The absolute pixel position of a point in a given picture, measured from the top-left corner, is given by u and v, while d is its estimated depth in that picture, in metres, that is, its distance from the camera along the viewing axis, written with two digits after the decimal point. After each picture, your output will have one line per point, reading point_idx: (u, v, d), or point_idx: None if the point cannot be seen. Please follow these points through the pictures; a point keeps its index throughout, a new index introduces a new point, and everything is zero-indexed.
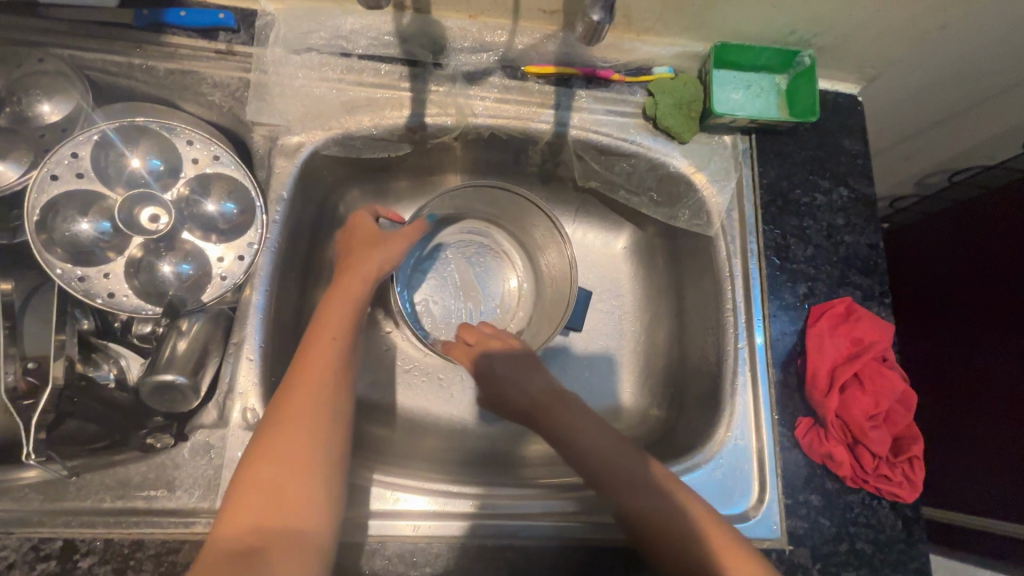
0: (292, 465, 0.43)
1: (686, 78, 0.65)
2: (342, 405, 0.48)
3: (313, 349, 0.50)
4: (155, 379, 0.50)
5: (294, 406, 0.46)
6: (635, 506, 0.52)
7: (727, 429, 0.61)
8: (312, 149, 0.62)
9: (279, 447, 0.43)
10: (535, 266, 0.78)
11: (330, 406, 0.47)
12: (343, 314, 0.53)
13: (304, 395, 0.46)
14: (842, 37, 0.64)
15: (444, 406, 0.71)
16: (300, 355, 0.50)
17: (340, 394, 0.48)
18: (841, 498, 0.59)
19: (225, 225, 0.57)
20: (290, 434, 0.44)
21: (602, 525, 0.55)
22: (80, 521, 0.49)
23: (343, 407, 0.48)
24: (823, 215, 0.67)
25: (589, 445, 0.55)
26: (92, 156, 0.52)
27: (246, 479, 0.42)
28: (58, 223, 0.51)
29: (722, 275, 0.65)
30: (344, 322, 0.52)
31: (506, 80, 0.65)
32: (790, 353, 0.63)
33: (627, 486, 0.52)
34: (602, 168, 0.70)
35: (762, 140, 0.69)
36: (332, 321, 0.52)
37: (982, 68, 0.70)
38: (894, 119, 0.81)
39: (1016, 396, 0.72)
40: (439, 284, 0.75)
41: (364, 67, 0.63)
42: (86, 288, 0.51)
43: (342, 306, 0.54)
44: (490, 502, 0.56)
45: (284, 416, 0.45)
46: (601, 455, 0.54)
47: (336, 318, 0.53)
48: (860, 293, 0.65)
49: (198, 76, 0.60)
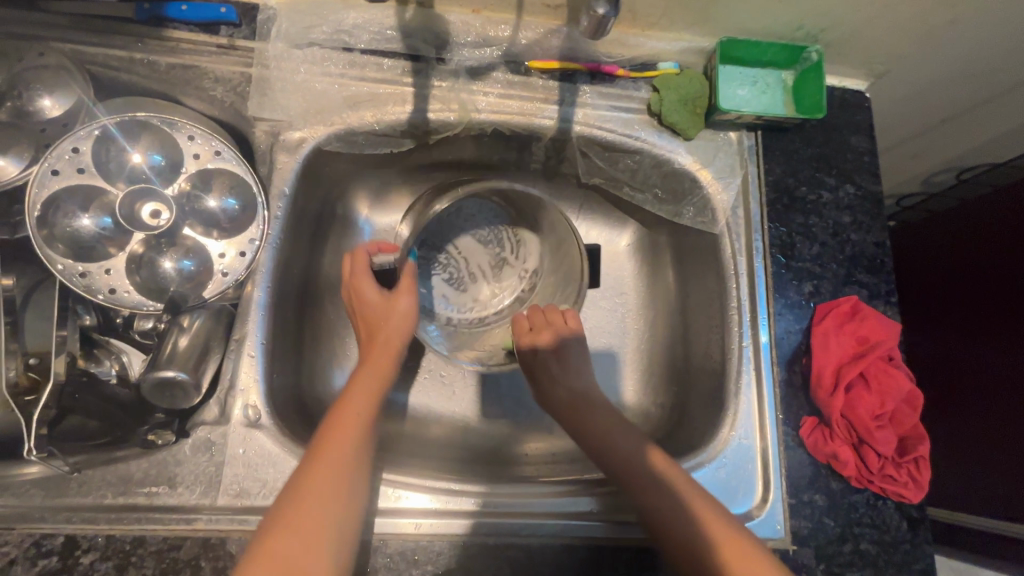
0: (306, 545, 0.40)
1: (691, 73, 0.65)
2: (358, 489, 0.46)
3: (338, 425, 0.48)
4: (156, 375, 0.50)
5: (325, 471, 0.45)
6: (657, 508, 0.51)
7: (731, 428, 0.60)
8: (313, 145, 0.61)
9: (295, 527, 0.41)
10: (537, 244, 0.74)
11: (351, 483, 0.45)
12: (368, 390, 0.52)
13: (325, 475, 0.45)
14: (850, 33, 0.64)
15: (447, 403, 0.70)
16: (324, 432, 0.48)
17: (359, 476, 0.46)
18: (846, 498, 0.59)
19: (227, 223, 0.56)
20: (303, 522, 0.41)
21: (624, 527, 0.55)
22: (81, 517, 0.49)
23: (359, 489, 0.46)
24: (829, 214, 0.66)
25: (623, 454, 0.55)
26: (93, 151, 0.52)
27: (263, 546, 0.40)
28: (59, 218, 0.51)
29: (727, 273, 0.64)
30: (369, 398, 0.52)
31: (509, 75, 0.64)
32: (795, 352, 0.62)
33: (647, 489, 0.52)
34: (606, 165, 0.69)
35: (767, 137, 0.68)
36: (356, 397, 0.51)
37: (991, 64, 0.69)
38: (902, 115, 0.80)
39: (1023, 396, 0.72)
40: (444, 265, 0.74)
41: (367, 63, 0.63)
42: (87, 284, 0.51)
43: (370, 383, 0.53)
44: (492, 500, 0.56)
45: (315, 480, 0.44)
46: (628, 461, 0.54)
47: (361, 395, 0.52)
48: (866, 292, 0.64)
49: (200, 71, 0.60)
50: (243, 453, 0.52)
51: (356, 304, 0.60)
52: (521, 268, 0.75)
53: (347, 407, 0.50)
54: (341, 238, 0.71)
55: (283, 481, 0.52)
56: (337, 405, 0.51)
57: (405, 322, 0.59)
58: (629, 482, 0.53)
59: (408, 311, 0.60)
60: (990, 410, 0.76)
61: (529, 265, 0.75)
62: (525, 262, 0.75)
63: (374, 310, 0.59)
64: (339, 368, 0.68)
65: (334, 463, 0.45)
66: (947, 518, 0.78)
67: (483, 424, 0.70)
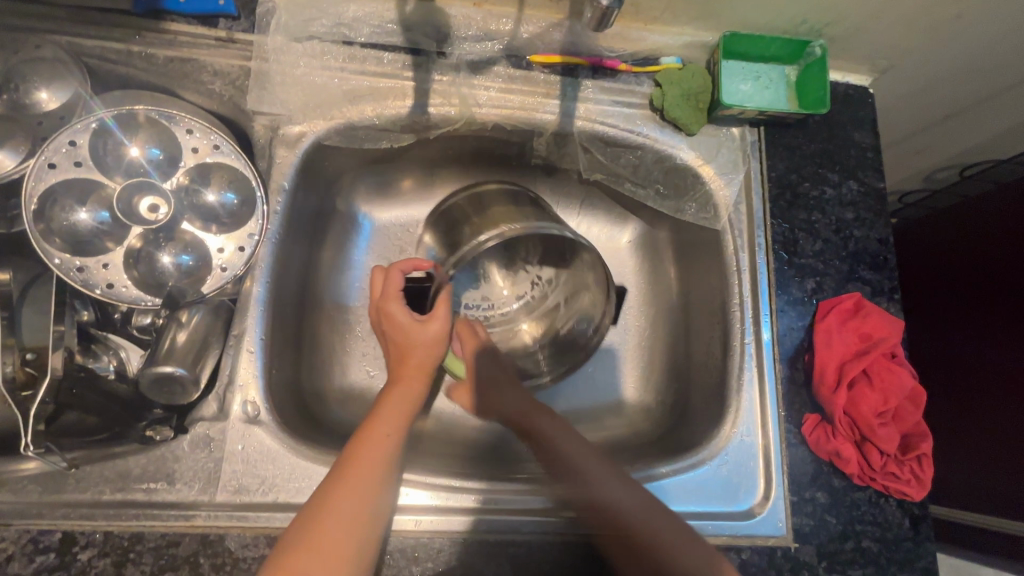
0: (324, 569, 0.41)
1: (694, 68, 0.64)
2: (380, 514, 0.46)
3: (365, 446, 0.48)
4: (154, 371, 0.50)
5: (349, 488, 0.45)
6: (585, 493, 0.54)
7: (733, 425, 0.60)
8: (313, 139, 0.61)
9: (315, 550, 0.42)
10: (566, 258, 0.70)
11: (374, 501, 0.46)
12: (398, 412, 0.52)
13: (348, 498, 0.45)
14: (854, 28, 0.63)
15: (447, 400, 0.70)
16: (351, 452, 0.48)
17: (383, 500, 0.46)
18: (848, 496, 0.58)
19: (226, 217, 0.56)
20: (323, 542, 0.42)
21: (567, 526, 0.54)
22: (79, 513, 0.49)
23: (382, 514, 0.46)
24: (832, 210, 0.66)
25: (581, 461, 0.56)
26: (90, 145, 0.51)
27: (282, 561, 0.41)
28: (56, 211, 0.50)
29: (729, 269, 0.64)
30: (398, 420, 0.51)
31: (510, 69, 0.64)
32: (797, 349, 0.62)
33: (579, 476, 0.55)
34: (608, 160, 0.68)
35: (770, 132, 0.68)
36: (386, 418, 0.51)
37: (995, 59, 0.68)
38: (905, 111, 0.80)
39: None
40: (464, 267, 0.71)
41: (367, 56, 0.62)
42: (85, 279, 0.51)
43: (399, 405, 0.53)
44: (493, 497, 0.55)
45: (338, 496, 0.44)
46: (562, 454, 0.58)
47: (392, 416, 0.51)
48: (869, 289, 0.64)
49: (198, 64, 0.59)
50: (242, 449, 0.52)
51: (385, 326, 0.58)
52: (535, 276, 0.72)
53: (376, 428, 0.50)
54: (340, 234, 0.71)
55: (283, 477, 0.52)
56: (366, 423, 0.50)
57: (436, 346, 0.57)
58: (591, 489, 0.54)
59: (440, 337, 0.57)
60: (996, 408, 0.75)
61: (543, 274, 0.72)
62: (540, 269, 0.72)
63: (405, 332, 0.57)
64: (339, 365, 0.67)
65: (358, 487, 0.45)
66: (951, 515, 0.78)
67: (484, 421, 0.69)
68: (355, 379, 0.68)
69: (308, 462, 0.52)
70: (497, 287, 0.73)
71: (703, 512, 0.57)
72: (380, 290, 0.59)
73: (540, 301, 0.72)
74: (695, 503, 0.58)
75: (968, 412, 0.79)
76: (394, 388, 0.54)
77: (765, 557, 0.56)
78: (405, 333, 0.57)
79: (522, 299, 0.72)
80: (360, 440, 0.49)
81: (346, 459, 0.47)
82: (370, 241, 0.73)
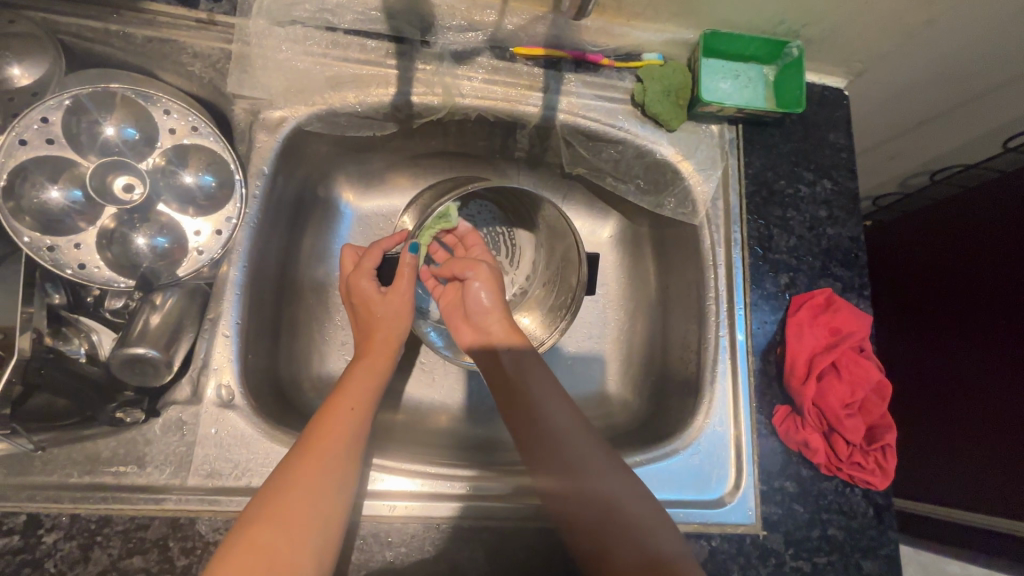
0: (290, 538, 0.41)
1: (675, 65, 0.65)
2: (347, 483, 0.46)
3: (329, 418, 0.48)
4: (126, 351, 0.50)
5: (318, 454, 0.45)
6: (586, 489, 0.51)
7: (706, 416, 0.61)
8: (294, 124, 0.60)
9: (281, 518, 0.41)
10: (543, 243, 0.74)
11: (340, 471, 0.45)
12: (361, 384, 0.52)
13: (313, 468, 0.44)
14: (830, 29, 0.65)
15: (425, 390, 0.70)
16: (315, 425, 0.48)
17: (350, 467, 0.46)
18: (815, 486, 0.60)
19: (204, 199, 0.55)
20: (290, 510, 0.42)
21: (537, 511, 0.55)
22: (45, 495, 0.48)
23: (348, 482, 0.46)
24: (806, 207, 0.67)
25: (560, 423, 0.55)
26: (63, 122, 0.50)
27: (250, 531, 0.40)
28: (27, 188, 0.49)
29: (705, 263, 0.65)
30: (361, 395, 0.51)
31: (494, 61, 0.64)
32: (770, 343, 0.63)
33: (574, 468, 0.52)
34: (589, 155, 0.69)
35: (748, 130, 0.69)
36: (350, 392, 0.51)
37: (966, 65, 0.70)
38: (880, 115, 0.82)
39: (1003, 395, 0.72)
40: None
41: (350, 43, 0.62)
42: (55, 259, 0.50)
43: (365, 378, 0.53)
44: (484, 484, 0.56)
45: (307, 463, 0.44)
46: (565, 436, 0.54)
47: (362, 389, 0.52)
48: (840, 285, 0.66)
49: (177, 45, 0.59)
50: (215, 433, 0.52)
51: (357, 301, 0.58)
52: (513, 276, 0.75)
53: (340, 401, 0.50)
54: (321, 221, 0.71)
55: (256, 461, 0.51)
56: (331, 399, 0.50)
57: (398, 320, 0.57)
58: (581, 476, 0.52)
59: (403, 308, 0.58)
60: (974, 409, 0.76)
61: (524, 269, 0.75)
62: (518, 268, 0.75)
63: (369, 308, 0.57)
64: (317, 353, 0.67)
65: (326, 455, 0.45)
66: (919, 508, 0.81)
67: (463, 409, 0.70)
68: (335, 368, 0.68)
69: (282, 448, 0.52)
70: None
71: (678, 500, 0.58)
72: (353, 266, 0.60)
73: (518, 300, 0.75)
74: (670, 492, 0.59)
75: (945, 408, 0.80)
76: (358, 364, 0.54)
77: (736, 544, 0.57)
78: (381, 310, 0.57)
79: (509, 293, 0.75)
80: (328, 408, 0.49)
81: (313, 427, 0.47)
82: (352, 229, 0.74)
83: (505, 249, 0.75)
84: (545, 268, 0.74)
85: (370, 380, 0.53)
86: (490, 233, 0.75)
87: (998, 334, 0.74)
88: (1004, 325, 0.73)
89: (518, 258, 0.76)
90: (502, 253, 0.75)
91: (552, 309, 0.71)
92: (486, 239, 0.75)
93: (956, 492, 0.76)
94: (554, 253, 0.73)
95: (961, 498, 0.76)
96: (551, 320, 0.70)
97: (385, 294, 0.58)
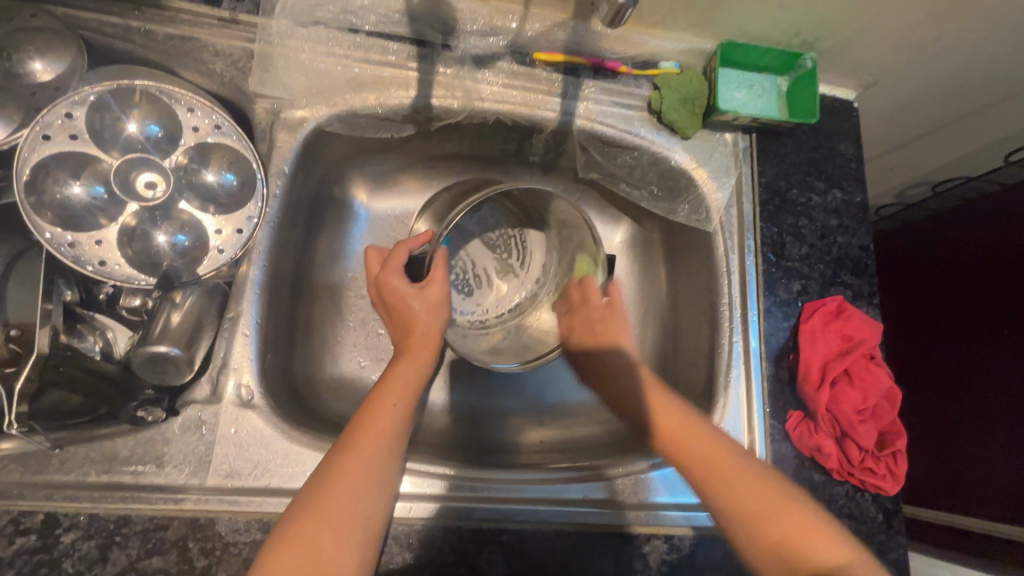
0: (332, 538, 0.41)
1: (691, 74, 0.66)
2: (388, 481, 0.46)
3: (372, 416, 0.48)
4: (148, 350, 0.49)
5: (362, 454, 0.45)
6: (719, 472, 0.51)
7: (720, 420, 0.62)
8: (315, 125, 0.61)
9: (322, 519, 0.41)
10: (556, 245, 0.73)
11: (383, 472, 0.46)
12: (404, 383, 0.52)
13: (355, 468, 0.44)
14: (842, 43, 0.66)
15: (439, 392, 0.70)
16: (356, 423, 0.48)
17: (389, 467, 0.47)
18: (827, 490, 0.61)
19: (225, 198, 0.55)
20: (332, 510, 0.42)
21: (564, 510, 0.55)
22: (62, 494, 0.47)
23: (388, 482, 0.46)
24: (817, 216, 0.69)
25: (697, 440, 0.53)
26: (87, 118, 0.50)
27: (292, 530, 0.40)
28: (48, 183, 0.49)
29: (719, 270, 0.66)
30: (404, 393, 0.51)
31: (514, 66, 0.65)
32: (783, 349, 0.64)
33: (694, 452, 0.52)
34: (604, 161, 0.70)
35: (761, 139, 0.70)
36: (394, 389, 0.51)
37: (970, 80, 0.72)
38: (886, 127, 0.83)
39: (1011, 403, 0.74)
40: (463, 268, 0.73)
41: (372, 45, 0.62)
42: (76, 255, 0.49)
43: (408, 377, 0.53)
44: (489, 485, 0.56)
45: (350, 463, 0.44)
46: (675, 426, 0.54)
47: (402, 386, 0.51)
48: (850, 292, 0.67)
49: (199, 43, 0.59)
50: (235, 433, 0.51)
51: (386, 300, 0.58)
52: (524, 278, 0.74)
53: (382, 399, 0.49)
54: (335, 222, 0.70)
55: (276, 462, 0.51)
56: (370, 396, 0.50)
57: (437, 312, 0.58)
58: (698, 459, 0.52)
59: (439, 303, 0.58)
60: (980, 417, 0.78)
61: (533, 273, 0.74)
62: (528, 271, 0.74)
63: (404, 301, 0.57)
64: (331, 354, 0.67)
65: (368, 454, 0.45)
66: (941, 518, 0.79)
67: (476, 412, 0.70)
68: (348, 369, 0.67)
69: (302, 447, 0.52)
70: (493, 290, 0.74)
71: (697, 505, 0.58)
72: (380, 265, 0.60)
73: (531, 302, 0.73)
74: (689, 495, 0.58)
75: (957, 414, 0.82)
76: (401, 362, 0.54)
77: None
78: (418, 307, 0.57)
79: (520, 295, 0.74)
80: (370, 407, 0.49)
81: (355, 425, 0.47)
82: (366, 231, 0.73)
83: (516, 252, 0.74)
84: (557, 271, 0.73)
85: (412, 379, 0.53)
86: (504, 235, 0.75)
87: (1005, 342, 0.76)
88: (1010, 334, 0.75)
89: (528, 261, 0.74)
90: (512, 255, 0.74)
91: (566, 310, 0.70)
92: (498, 241, 0.75)
93: (963, 498, 0.78)
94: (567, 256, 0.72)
95: (967, 503, 0.77)
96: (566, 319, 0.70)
97: (418, 286, 0.57)
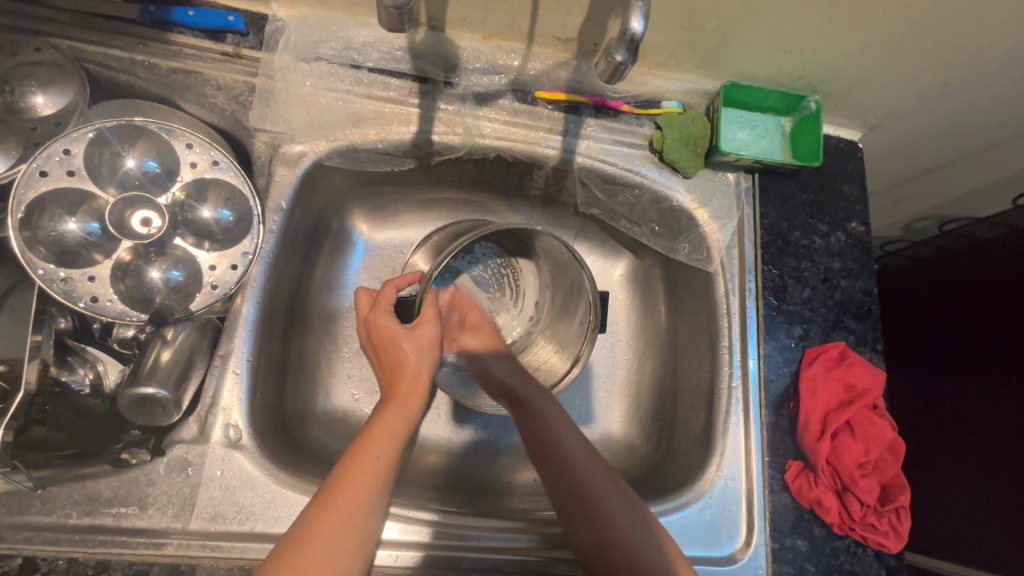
0: None
1: (693, 114, 0.66)
2: (367, 538, 0.45)
3: (353, 472, 0.46)
4: (135, 391, 0.49)
5: (342, 508, 0.44)
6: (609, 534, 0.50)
7: (717, 468, 0.60)
8: (314, 159, 0.60)
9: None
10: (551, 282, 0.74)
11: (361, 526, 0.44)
12: (390, 431, 0.50)
13: (336, 521, 0.43)
14: (847, 86, 0.65)
15: (431, 427, 0.69)
16: (341, 471, 0.46)
17: (372, 520, 0.45)
18: (827, 544, 0.59)
19: (221, 234, 0.54)
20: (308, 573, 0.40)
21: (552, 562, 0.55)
22: (43, 537, 0.47)
23: (370, 534, 0.45)
24: (820, 259, 0.67)
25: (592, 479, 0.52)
26: (85, 154, 0.50)
27: None
28: (44, 220, 0.49)
29: (719, 311, 0.65)
30: (392, 440, 0.49)
31: (515, 103, 0.64)
32: (783, 396, 0.63)
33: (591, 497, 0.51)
34: (605, 198, 0.69)
35: (764, 180, 0.69)
36: (380, 435, 0.49)
37: (976, 123, 0.71)
38: (892, 165, 0.82)
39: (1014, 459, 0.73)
40: None
41: (374, 81, 0.62)
42: (69, 290, 0.49)
43: (393, 426, 0.51)
44: (474, 534, 0.55)
45: (330, 517, 0.43)
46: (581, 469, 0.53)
47: (390, 431, 0.50)
48: (853, 338, 0.65)
49: (202, 77, 0.59)
50: (220, 474, 0.51)
51: (375, 337, 0.57)
52: (518, 315, 0.74)
53: (365, 453, 0.47)
54: (332, 252, 0.70)
55: (261, 506, 0.50)
56: (358, 442, 0.49)
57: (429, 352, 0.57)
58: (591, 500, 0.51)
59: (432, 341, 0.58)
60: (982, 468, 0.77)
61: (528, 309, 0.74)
62: (523, 306, 0.74)
63: (395, 342, 0.56)
64: (323, 387, 0.66)
65: (348, 507, 0.44)
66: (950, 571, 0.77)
67: (469, 450, 0.69)
68: (336, 404, 0.66)
69: (288, 491, 0.51)
70: None
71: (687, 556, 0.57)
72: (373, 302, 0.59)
73: (525, 340, 0.73)
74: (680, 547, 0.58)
75: (958, 460, 0.80)
76: (388, 407, 0.52)
77: None
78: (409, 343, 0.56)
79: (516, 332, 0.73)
80: (355, 455, 0.47)
81: (339, 474, 0.46)
82: (364, 261, 0.73)
83: (508, 288, 0.74)
84: (550, 309, 0.73)
85: (400, 424, 0.51)
86: (496, 271, 0.75)
87: (1013, 391, 0.74)
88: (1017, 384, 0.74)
89: (522, 297, 0.74)
90: (506, 292, 0.74)
91: (563, 342, 0.69)
92: (489, 278, 0.74)
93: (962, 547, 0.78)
94: (562, 293, 0.72)
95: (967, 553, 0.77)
96: (563, 353, 0.69)
97: (409, 328, 0.57)
